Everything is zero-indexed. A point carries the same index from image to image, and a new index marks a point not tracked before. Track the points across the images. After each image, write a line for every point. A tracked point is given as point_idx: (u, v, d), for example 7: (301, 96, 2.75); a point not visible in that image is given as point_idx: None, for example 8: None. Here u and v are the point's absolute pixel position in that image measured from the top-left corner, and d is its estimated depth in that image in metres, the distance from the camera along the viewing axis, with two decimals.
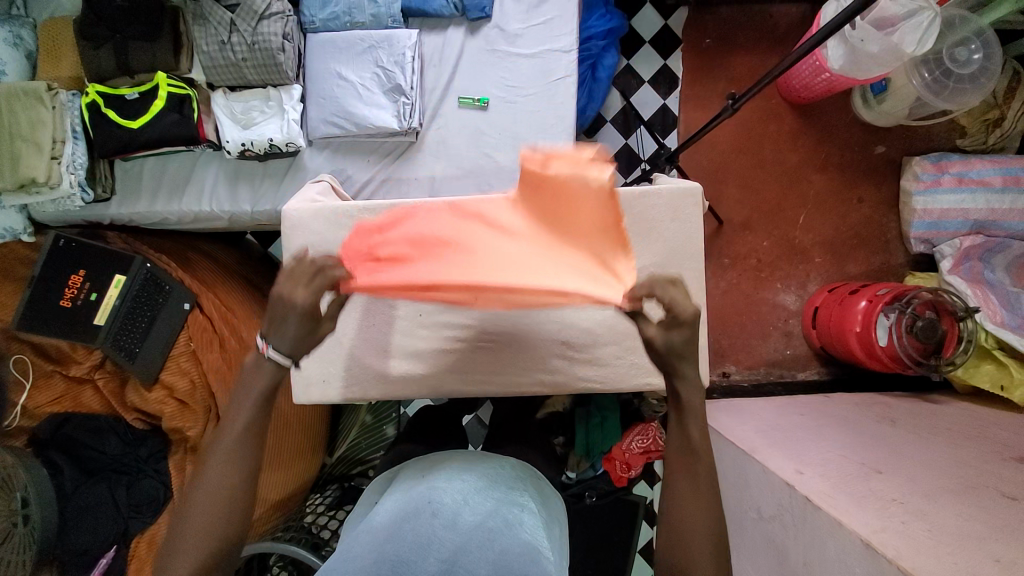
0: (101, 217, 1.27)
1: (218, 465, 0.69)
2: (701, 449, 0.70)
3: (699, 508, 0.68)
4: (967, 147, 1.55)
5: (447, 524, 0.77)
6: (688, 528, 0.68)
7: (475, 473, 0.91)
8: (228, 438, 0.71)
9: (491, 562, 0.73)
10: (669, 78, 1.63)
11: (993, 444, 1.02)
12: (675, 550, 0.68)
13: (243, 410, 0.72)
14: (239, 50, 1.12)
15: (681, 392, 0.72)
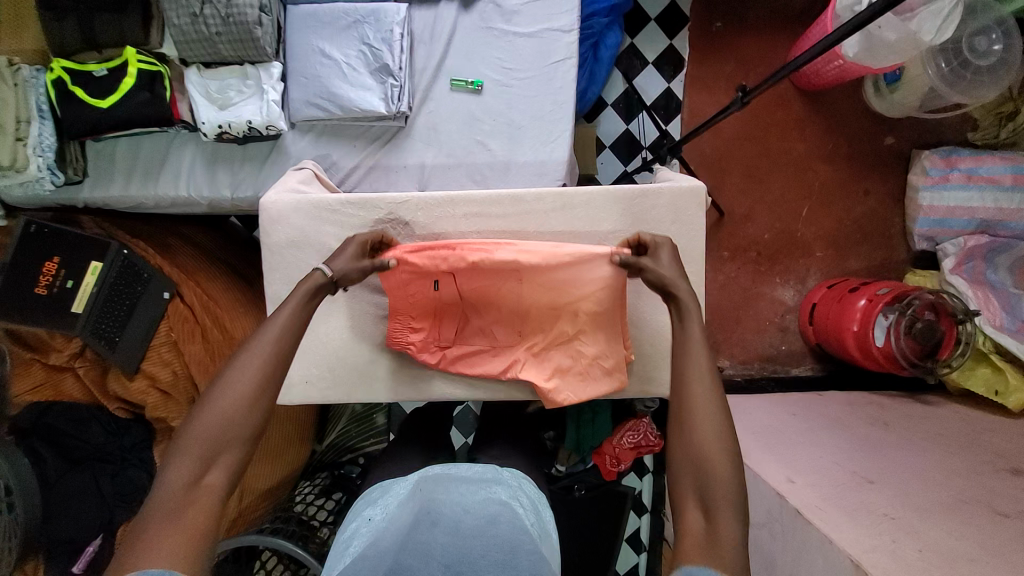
0: (74, 200, 1.21)
1: (243, 373, 0.66)
2: (694, 343, 0.70)
3: (706, 410, 0.65)
4: (978, 141, 1.51)
5: (448, 532, 0.73)
6: (698, 431, 0.64)
7: (472, 479, 0.84)
8: (257, 347, 0.68)
9: (498, 562, 0.71)
10: (674, 60, 1.55)
11: (985, 452, 1.02)
12: (700, 476, 0.62)
13: (272, 319, 0.72)
14: (213, 23, 1.03)
15: (682, 297, 0.75)
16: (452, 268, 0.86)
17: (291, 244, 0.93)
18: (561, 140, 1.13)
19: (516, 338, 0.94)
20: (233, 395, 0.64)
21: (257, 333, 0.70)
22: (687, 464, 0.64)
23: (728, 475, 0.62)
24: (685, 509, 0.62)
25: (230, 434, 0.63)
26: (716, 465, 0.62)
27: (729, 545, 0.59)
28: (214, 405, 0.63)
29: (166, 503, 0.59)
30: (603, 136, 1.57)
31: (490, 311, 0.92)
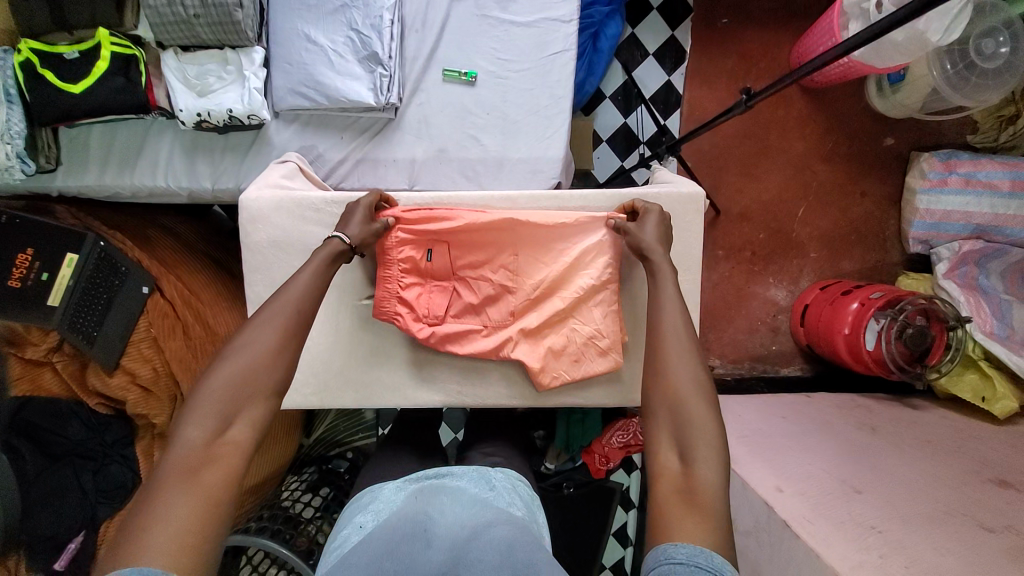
0: (48, 189, 1.16)
1: (263, 332, 0.66)
2: (667, 299, 0.72)
3: (681, 362, 0.66)
4: (977, 144, 1.49)
5: (446, 549, 0.69)
6: (673, 379, 0.65)
7: (469, 496, 0.82)
8: (279, 308, 0.69)
9: (499, 547, 0.68)
10: (675, 52, 1.50)
11: (971, 461, 1.02)
12: (682, 423, 0.62)
13: (291, 282, 0.73)
14: (190, 5, 0.97)
15: (653, 254, 0.77)
16: (452, 230, 0.85)
17: (273, 244, 0.89)
18: (557, 137, 1.09)
19: (509, 317, 0.88)
20: (253, 353, 0.65)
21: (277, 294, 0.71)
22: (664, 407, 0.64)
23: (705, 419, 0.62)
24: (661, 452, 0.62)
25: (247, 396, 0.63)
26: (693, 406, 0.63)
27: (710, 487, 0.58)
28: (235, 361, 0.64)
29: (184, 455, 0.58)
30: (599, 130, 1.53)
31: (483, 281, 0.88)
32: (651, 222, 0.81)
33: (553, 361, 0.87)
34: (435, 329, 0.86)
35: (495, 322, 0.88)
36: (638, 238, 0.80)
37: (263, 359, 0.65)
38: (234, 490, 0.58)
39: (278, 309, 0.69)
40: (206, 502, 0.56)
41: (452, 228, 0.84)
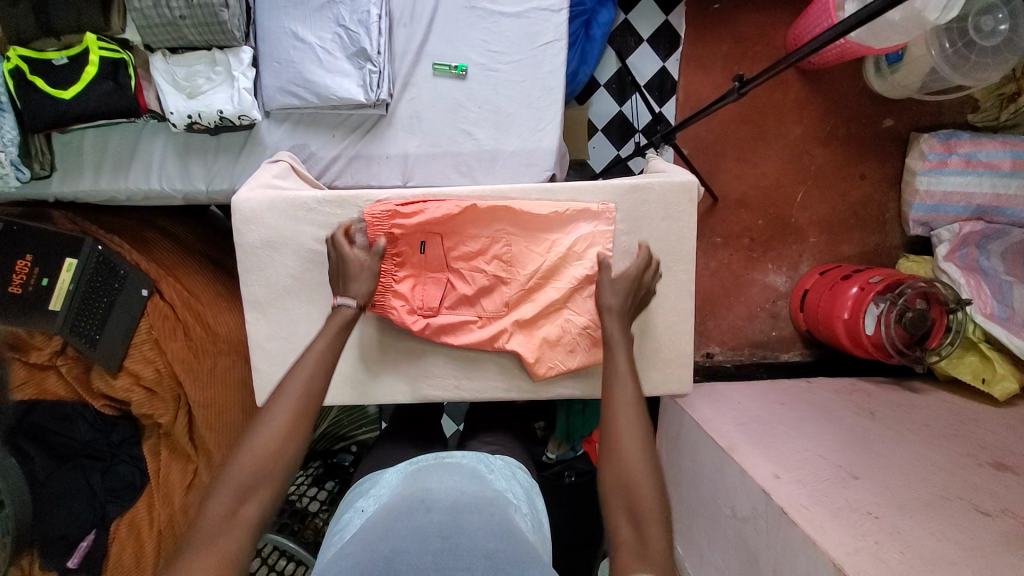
0: (43, 196, 1.16)
1: (280, 406, 0.69)
2: (620, 375, 0.73)
3: (628, 442, 0.67)
4: (978, 123, 1.47)
5: (444, 512, 0.73)
6: (626, 458, 0.66)
7: (464, 471, 0.86)
8: (297, 379, 0.72)
9: (495, 536, 0.69)
10: (669, 38, 1.48)
11: (969, 444, 1.03)
12: (631, 499, 0.64)
13: (307, 352, 0.75)
14: (176, 6, 0.96)
15: (613, 320, 0.80)
16: (445, 221, 0.85)
17: (266, 244, 0.89)
18: (550, 129, 1.09)
19: (504, 308, 0.89)
20: (272, 429, 0.67)
21: (296, 364, 0.74)
22: (616, 489, 0.65)
23: (652, 494, 0.63)
24: (617, 525, 0.64)
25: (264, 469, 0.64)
26: (643, 487, 0.64)
27: (660, 558, 0.60)
28: (255, 436, 0.66)
29: (204, 536, 0.60)
30: (594, 119, 1.52)
31: (477, 272, 0.88)
32: (622, 285, 0.82)
33: (548, 351, 0.88)
34: (429, 321, 0.87)
35: (489, 313, 0.89)
36: (603, 301, 0.82)
37: (282, 436, 0.67)
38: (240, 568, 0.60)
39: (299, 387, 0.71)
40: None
41: (444, 219, 0.84)
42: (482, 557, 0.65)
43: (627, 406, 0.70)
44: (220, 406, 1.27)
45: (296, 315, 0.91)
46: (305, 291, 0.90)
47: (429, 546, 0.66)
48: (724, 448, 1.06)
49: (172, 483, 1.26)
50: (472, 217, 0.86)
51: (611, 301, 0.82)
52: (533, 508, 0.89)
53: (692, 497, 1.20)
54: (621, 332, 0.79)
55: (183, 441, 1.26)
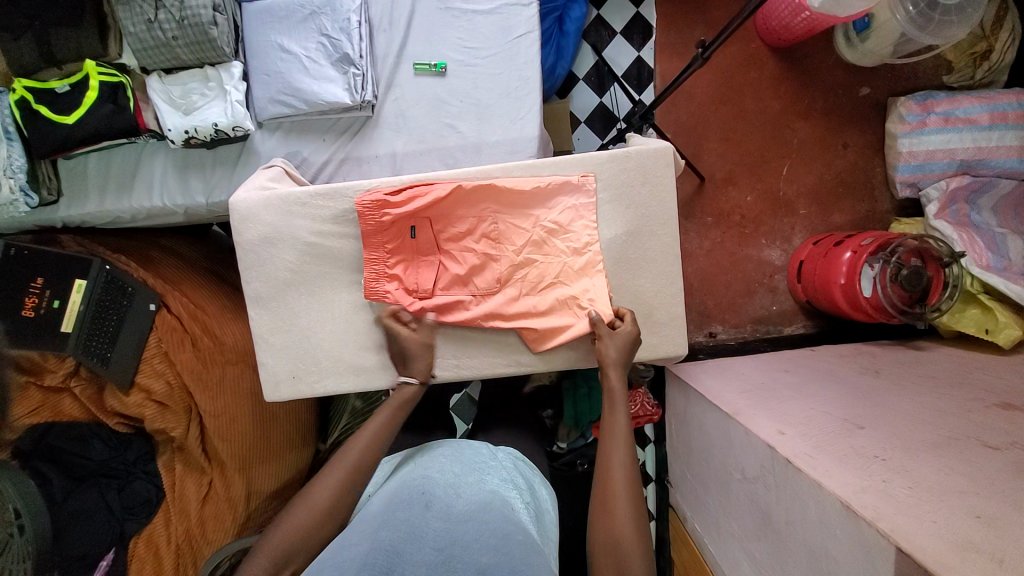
0: (52, 220, 1.22)
1: (336, 471, 0.76)
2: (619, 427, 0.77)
3: (621, 496, 0.70)
4: (954, 84, 1.50)
5: (440, 516, 0.71)
6: (616, 517, 0.69)
7: (465, 468, 0.84)
8: (351, 455, 0.78)
9: (490, 545, 0.66)
10: (643, 28, 1.53)
11: (978, 390, 1.02)
12: (616, 565, 0.66)
13: (363, 432, 0.81)
14: (168, 28, 1.03)
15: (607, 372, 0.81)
16: (434, 203, 0.86)
17: (264, 241, 0.90)
18: (531, 116, 1.12)
19: (496, 284, 0.90)
20: (327, 491, 0.74)
21: (355, 440, 0.80)
22: (605, 537, 0.68)
23: (636, 556, 0.66)
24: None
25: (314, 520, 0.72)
26: (629, 551, 0.66)
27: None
28: (312, 498, 0.73)
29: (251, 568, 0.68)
30: (577, 112, 1.56)
31: (468, 252, 0.90)
32: (620, 339, 0.83)
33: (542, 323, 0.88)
34: (426, 302, 0.88)
35: (482, 291, 0.90)
36: (601, 351, 0.84)
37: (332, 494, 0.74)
38: None
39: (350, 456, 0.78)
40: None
41: (432, 201, 0.86)
42: (476, 569, 0.62)
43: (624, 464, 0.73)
44: (231, 414, 1.28)
45: (295, 307, 0.91)
46: (304, 285, 0.91)
47: (426, 555, 0.64)
48: (728, 413, 1.05)
49: (188, 495, 1.26)
50: (458, 199, 0.88)
51: (610, 349, 0.83)
52: (535, 500, 0.87)
53: (704, 470, 1.19)
54: (620, 383, 0.82)
55: (196, 452, 1.27)
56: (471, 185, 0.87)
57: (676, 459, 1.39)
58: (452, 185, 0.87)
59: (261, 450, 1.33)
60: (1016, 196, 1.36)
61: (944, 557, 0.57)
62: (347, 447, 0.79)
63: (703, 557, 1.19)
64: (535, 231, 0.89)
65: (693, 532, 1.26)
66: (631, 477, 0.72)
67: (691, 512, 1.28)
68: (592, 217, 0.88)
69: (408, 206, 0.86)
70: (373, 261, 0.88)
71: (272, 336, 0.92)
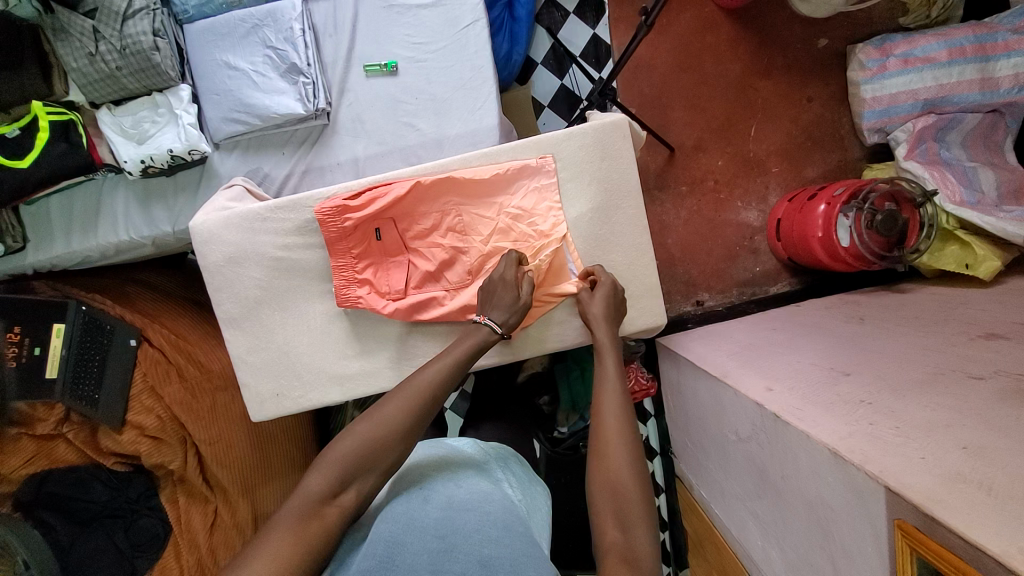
0: (23, 267, 1.22)
1: (391, 409, 0.69)
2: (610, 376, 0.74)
3: (616, 445, 0.67)
4: (910, 25, 1.50)
5: (441, 505, 0.70)
6: (613, 465, 0.66)
7: (462, 464, 0.83)
8: (406, 393, 0.70)
9: (492, 537, 0.65)
10: (595, 5, 1.52)
11: (961, 324, 1.02)
12: (615, 510, 0.63)
13: (419, 374, 0.73)
14: (111, 59, 1.01)
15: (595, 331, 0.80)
16: (394, 202, 0.86)
17: (229, 261, 0.89)
18: (489, 105, 1.11)
19: (468, 276, 0.89)
20: (381, 426, 0.67)
21: (411, 381, 0.72)
22: (606, 490, 0.64)
23: (635, 499, 0.63)
24: (605, 531, 0.62)
25: (373, 448, 0.66)
26: (629, 498, 0.63)
27: (646, 557, 0.59)
28: (362, 432, 0.66)
29: (298, 510, 0.61)
30: (539, 97, 1.56)
31: (435, 247, 0.89)
32: (602, 294, 0.84)
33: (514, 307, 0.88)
34: (399, 303, 0.88)
35: (455, 284, 0.90)
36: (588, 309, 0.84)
37: (396, 425, 0.68)
38: (314, 554, 0.59)
39: (419, 387, 0.71)
40: (323, 545, 0.60)
41: (393, 199, 0.85)
42: (477, 561, 0.62)
43: (617, 414, 0.70)
44: (227, 439, 1.27)
45: (270, 323, 0.90)
46: (276, 301, 0.90)
47: (427, 543, 0.64)
48: (717, 377, 1.05)
49: (195, 525, 1.24)
50: (418, 195, 0.87)
51: (594, 309, 0.83)
52: (526, 497, 0.86)
53: (703, 437, 1.20)
54: (609, 340, 0.80)
55: (197, 481, 1.26)
56: (431, 179, 0.86)
57: (676, 430, 1.39)
58: (412, 181, 0.86)
59: (263, 473, 1.33)
60: (984, 126, 1.37)
61: (934, 492, 0.58)
62: (413, 381, 0.72)
63: (711, 522, 1.19)
64: (499, 219, 0.88)
65: (700, 499, 1.27)
66: (625, 428, 0.69)
67: (696, 480, 1.28)
68: (557, 199, 0.87)
69: (370, 207, 0.85)
70: (342, 268, 0.88)
71: (250, 355, 0.91)
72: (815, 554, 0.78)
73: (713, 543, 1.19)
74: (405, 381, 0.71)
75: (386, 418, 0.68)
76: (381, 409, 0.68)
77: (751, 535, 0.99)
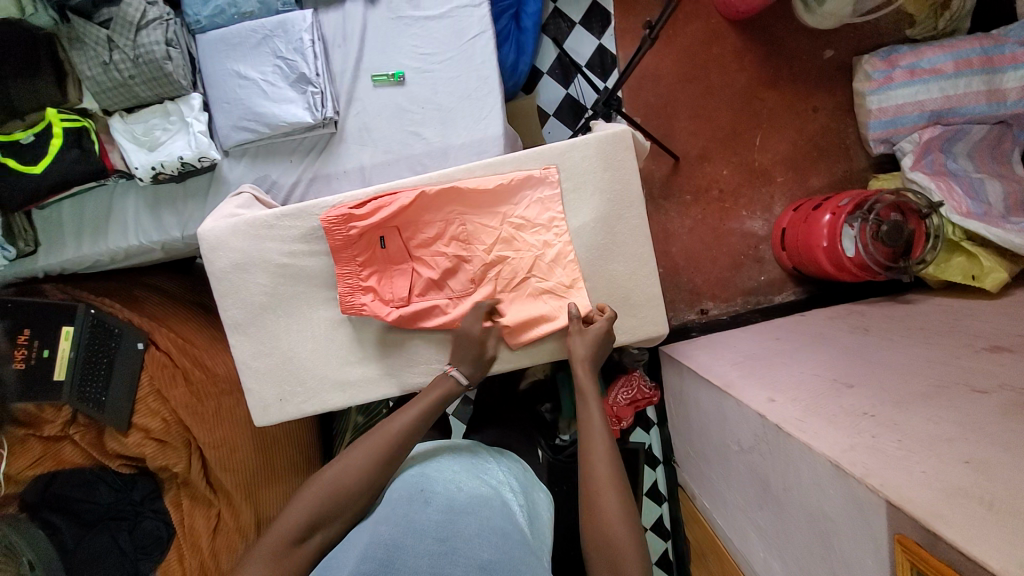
0: (35, 271, 1.23)
1: (360, 454, 0.74)
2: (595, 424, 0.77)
3: (607, 491, 0.70)
4: (917, 37, 1.51)
5: (441, 508, 0.71)
6: (605, 512, 0.69)
7: (463, 467, 0.83)
8: (377, 440, 0.76)
9: (492, 542, 0.66)
10: (601, 16, 1.54)
11: (966, 336, 1.01)
12: (605, 550, 0.67)
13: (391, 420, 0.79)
14: (124, 68, 1.03)
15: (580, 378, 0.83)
16: (399, 210, 0.87)
17: (236, 267, 0.90)
18: (494, 113, 1.12)
19: (472, 285, 0.90)
20: (349, 470, 0.73)
21: (377, 429, 0.78)
22: (596, 538, 0.68)
23: (625, 535, 0.67)
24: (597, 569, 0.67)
25: (342, 492, 0.71)
26: (620, 544, 0.66)
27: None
28: (332, 476, 0.72)
29: (271, 547, 0.66)
30: (545, 106, 1.57)
31: (439, 256, 0.90)
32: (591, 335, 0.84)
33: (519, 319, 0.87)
34: (402, 310, 0.88)
35: (458, 293, 0.91)
36: (572, 350, 0.85)
37: (365, 470, 0.73)
38: None
39: (388, 435, 0.77)
40: None
41: (397, 209, 0.86)
42: (477, 565, 0.62)
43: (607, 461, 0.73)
44: (231, 443, 1.28)
45: (275, 329, 0.91)
46: (283, 306, 0.91)
47: (428, 546, 0.64)
48: (720, 387, 1.05)
49: (198, 530, 1.25)
50: (423, 205, 0.88)
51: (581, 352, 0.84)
52: (528, 502, 0.85)
53: (705, 446, 1.19)
54: (592, 382, 0.82)
55: (200, 484, 1.26)
56: (436, 190, 0.87)
57: (679, 439, 1.38)
58: (416, 192, 0.87)
59: (265, 477, 1.34)
60: (990, 138, 1.36)
61: (934, 506, 0.58)
62: (383, 429, 0.78)
63: (714, 533, 1.18)
64: (504, 231, 0.89)
65: (702, 509, 1.26)
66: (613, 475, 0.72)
67: (698, 490, 1.27)
68: (559, 209, 0.88)
69: (376, 214, 0.86)
70: (348, 274, 0.88)
71: (255, 360, 0.92)
72: (816, 566, 0.77)
73: (714, 554, 1.18)
74: (370, 429, 0.77)
75: (355, 465, 0.73)
76: (350, 457, 0.74)
77: (753, 547, 0.98)
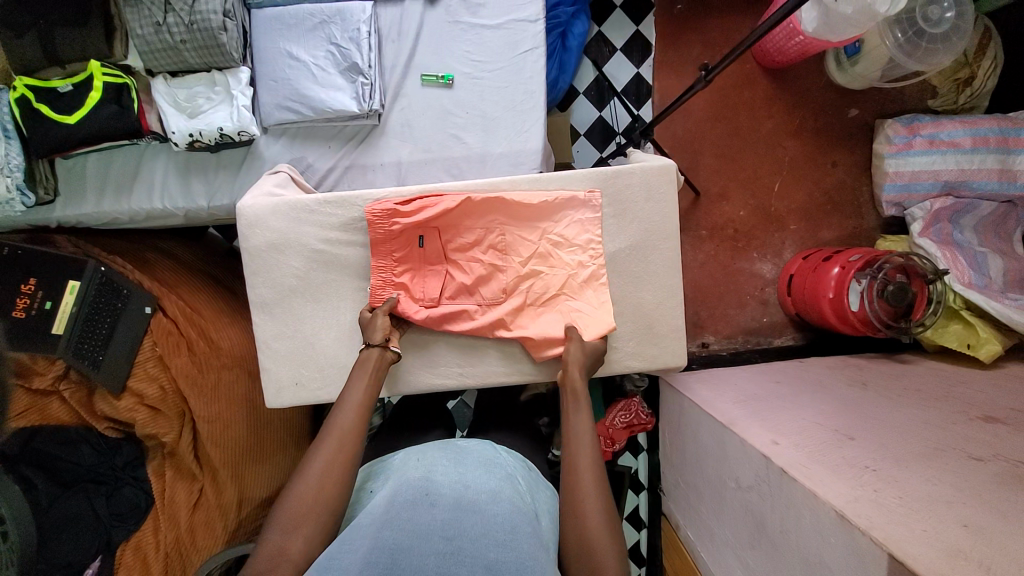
0: (47, 221, 1.19)
1: (319, 456, 0.71)
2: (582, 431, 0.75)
3: (591, 496, 0.69)
4: (937, 108, 1.57)
5: (448, 507, 0.71)
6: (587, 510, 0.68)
7: (469, 462, 0.83)
8: (328, 434, 0.74)
9: (498, 540, 0.67)
10: (642, 46, 1.57)
11: (960, 403, 1.05)
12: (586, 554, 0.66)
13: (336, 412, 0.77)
14: (177, 31, 1.03)
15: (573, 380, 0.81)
16: (444, 212, 0.87)
17: (270, 247, 0.90)
18: (536, 127, 1.14)
19: (501, 295, 0.91)
20: (314, 472, 0.70)
21: (328, 426, 0.75)
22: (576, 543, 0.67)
23: (607, 544, 0.66)
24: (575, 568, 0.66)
25: (317, 492, 0.68)
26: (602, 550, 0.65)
27: None
28: (301, 483, 0.69)
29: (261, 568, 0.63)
30: (578, 125, 1.59)
31: (475, 262, 0.91)
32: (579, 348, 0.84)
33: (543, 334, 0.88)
34: (431, 310, 0.89)
35: (488, 300, 0.91)
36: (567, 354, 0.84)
37: (332, 468, 0.71)
38: None
39: (336, 427, 0.75)
40: None
41: (439, 211, 0.87)
42: (483, 564, 0.63)
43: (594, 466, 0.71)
44: (225, 420, 1.26)
45: (300, 314, 0.91)
46: (311, 292, 0.91)
47: (433, 546, 0.64)
48: (723, 423, 1.08)
49: (178, 503, 1.23)
50: (466, 210, 0.89)
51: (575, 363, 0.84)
52: (535, 499, 0.87)
53: (699, 478, 1.21)
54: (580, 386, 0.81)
55: (188, 458, 1.24)
56: (480, 196, 0.88)
57: (669, 467, 1.41)
58: (460, 197, 0.88)
59: (255, 457, 1.32)
60: (996, 216, 1.43)
61: (936, 565, 0.60)
62: (331, 421, 0.75)
63: (695, 564, 1.21)
64: (541, 247, 0.91)
65: (686, 539, 1.28)
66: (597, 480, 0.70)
67: (684, 520, 1.29)
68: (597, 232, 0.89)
69: (419, 212, 0.87)
70: (381, 268, 0.89)
71: (275, 342, 0.92)
72: None
73: None
74: (322, 428, 0.74)
75: (315, 463, 0.71)
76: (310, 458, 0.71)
77: None
